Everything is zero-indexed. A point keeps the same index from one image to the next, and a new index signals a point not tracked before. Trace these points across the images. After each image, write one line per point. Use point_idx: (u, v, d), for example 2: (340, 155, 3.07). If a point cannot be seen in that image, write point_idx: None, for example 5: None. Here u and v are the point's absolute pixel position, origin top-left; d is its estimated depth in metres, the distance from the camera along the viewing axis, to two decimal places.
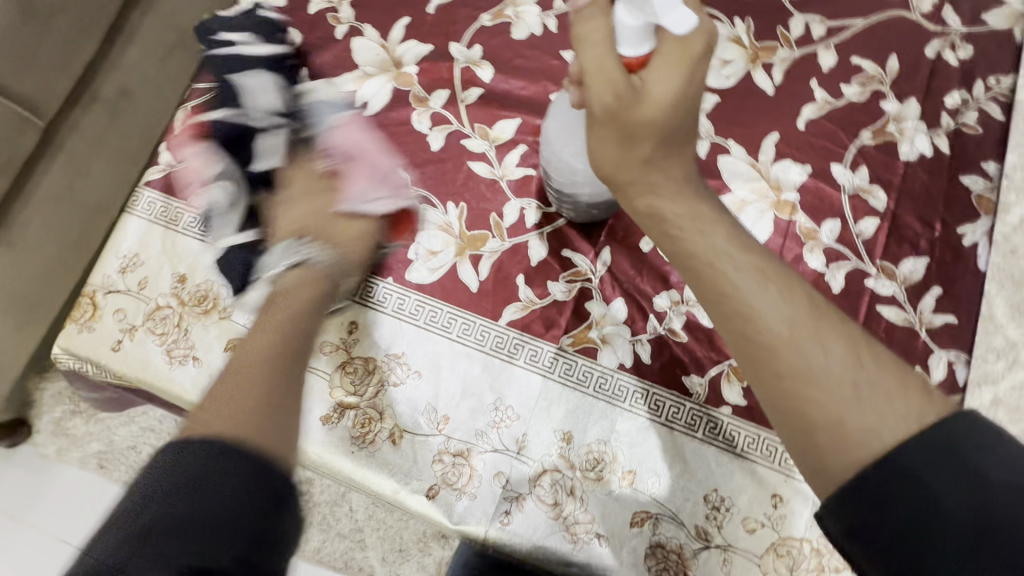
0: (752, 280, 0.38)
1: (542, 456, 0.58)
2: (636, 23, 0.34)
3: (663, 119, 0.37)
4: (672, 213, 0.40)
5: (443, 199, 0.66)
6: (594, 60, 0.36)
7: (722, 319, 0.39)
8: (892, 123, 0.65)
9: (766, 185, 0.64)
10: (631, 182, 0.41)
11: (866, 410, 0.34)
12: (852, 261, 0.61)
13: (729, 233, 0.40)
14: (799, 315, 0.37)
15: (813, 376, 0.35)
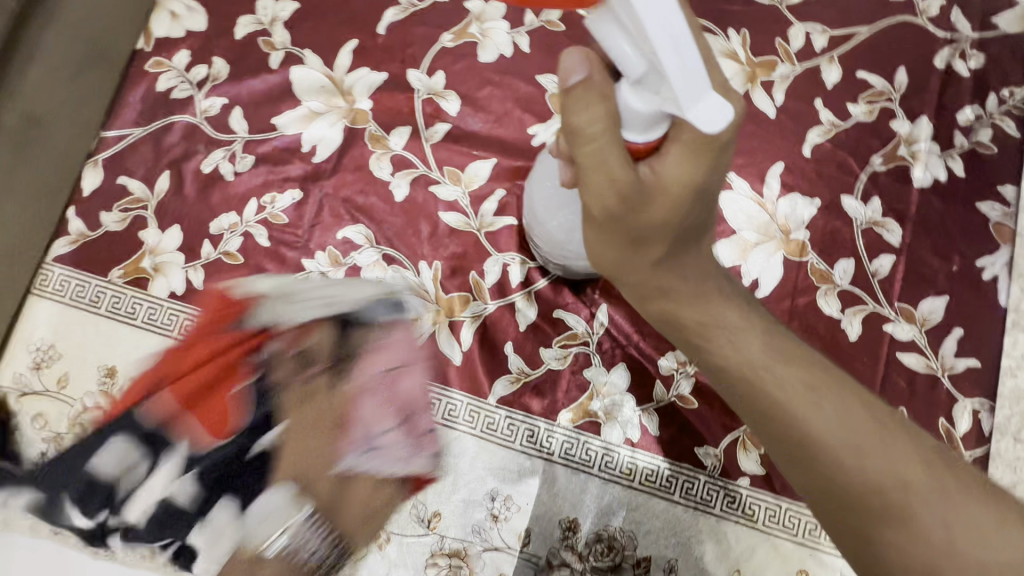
0: (802, 397, 0.32)
1: (548, 551, 0.52)
2: (648, 109, 0.26)
3: (679, 216, 0.30)
4: (693, 319, 0.34)
5: (414, 257, 0.58)
6: (591, 153, 0.28)
7: (771, 439, 0.33)
8: (903, 145, 0.60)
9: (773, 223, 0.58)
10: (642, 284, 0.34)
11: (960, 550, 0.29)
12: (868, 305, 0.56)
13: (763, 336, 0.34)
14: (870, 444, 0.31)
15: (887, 509, 0.30)
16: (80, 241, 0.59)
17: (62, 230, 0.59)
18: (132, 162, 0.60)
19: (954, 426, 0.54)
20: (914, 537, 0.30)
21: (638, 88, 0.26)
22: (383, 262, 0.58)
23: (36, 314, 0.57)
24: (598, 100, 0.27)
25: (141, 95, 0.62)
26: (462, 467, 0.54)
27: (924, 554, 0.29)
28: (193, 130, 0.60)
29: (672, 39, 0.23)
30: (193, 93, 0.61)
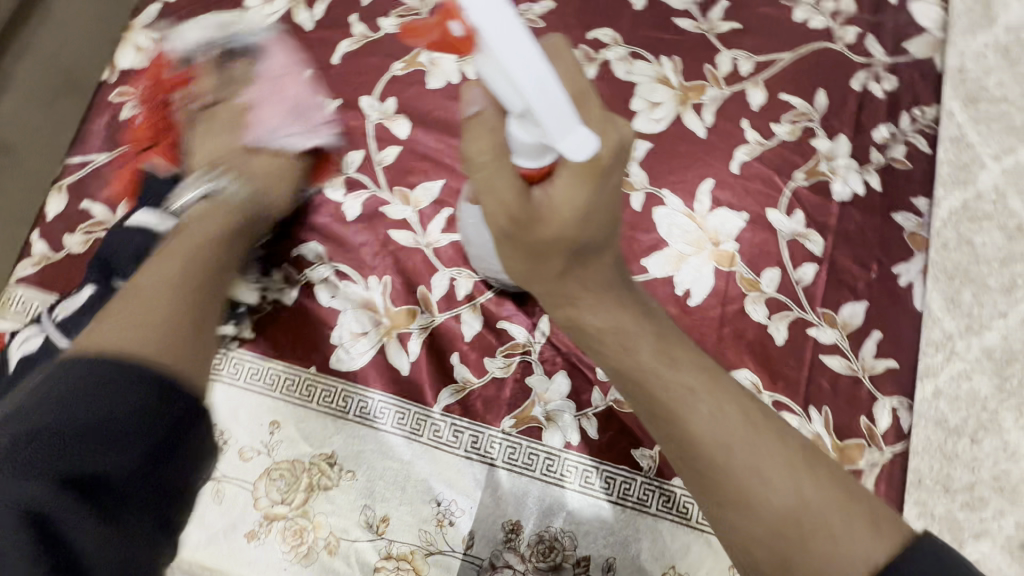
0: (685, 397, 0.35)
1: (491, 553, 0.54)
2: (532, 140, 0.29)
3: (571, 234, 0.33)
4: (594, 326, 0.38)
5: (365, 272, 0.61)
6: (484, 177, 0.31)
7: (660, 434, 0.37)
8: (824, 162, 0.64)
9: (704, 235, 0.62)
10: (548, 293, 0.37)
11: (812, 547, 0.32)
12: (794, 311, 0.60)
13: (657, 338, 0.37)
14: (736, 439, 0.34)
15: (751, 507, 0.33)
16: (43, 263, 0.61)
17: (26, 253, 0.62)
18: (94, 187, 0.63)
19: (875, 424, 0.57)
20: (769, 527, 0.33)
21: (522, 122, 0.29)
22: (335, 277, 0.60)
23: None
24: (488, 131, 0.30)
25: (104, 123, 0.65)
26: (410, 473, 0.56)
27: (780, 547, 0.32)
28: (154, 155, 0.63)
29: (541, 84, 0.26)
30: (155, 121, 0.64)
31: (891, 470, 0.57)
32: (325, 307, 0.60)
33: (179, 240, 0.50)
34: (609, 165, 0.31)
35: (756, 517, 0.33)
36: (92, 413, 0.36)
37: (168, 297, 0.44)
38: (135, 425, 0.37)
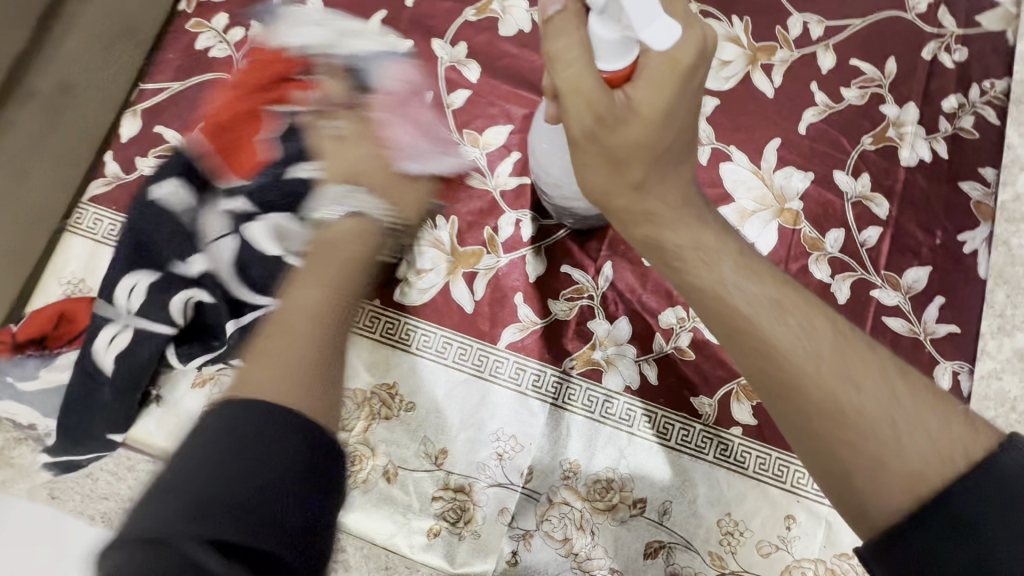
0: (769, 313, 0.36)
1: (548, 489, 0.55)
2: (614, 37, 0.30)
3: (652, 138, 0.33)
4: (673, 244, 0.38)
5: (432, 212, 0.61)
6: (570, 78, 0.31)
7: (739, 354, 0.37)
8: (892, 128, 0.64)
9: (769, 193, 0.62)
10: (625, 212, 0.37)
11: (908, 444, 0.33)
12: (857, 271, 0.60)
13: (736, 257, 0.38)
14: (823, 349, 0.35)
15: (844, 413, 0.34)
16: (116, 184, 0.62)
17: (100, 173, 0.63)
18: (168, 113, 0.64)
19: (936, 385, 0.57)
20: (862, 432, 0.33)
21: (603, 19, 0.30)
22: None
23: (71, 247, 0.61)
24: (574, 28, 0.31)
25: (180, 52, 0.66)
26: (469, 408, 0.57)
27: (874, 448, 0.33)
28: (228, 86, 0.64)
29: None
30: (230, 52, 0.65)
31: None
32: None
33: (325, 259, 0.53)
34: (690, 63, 0.32)
35: (848, 421, 0.33)
36: (245, 470, 0.38)
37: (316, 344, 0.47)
38: (307, 483, 0.39)
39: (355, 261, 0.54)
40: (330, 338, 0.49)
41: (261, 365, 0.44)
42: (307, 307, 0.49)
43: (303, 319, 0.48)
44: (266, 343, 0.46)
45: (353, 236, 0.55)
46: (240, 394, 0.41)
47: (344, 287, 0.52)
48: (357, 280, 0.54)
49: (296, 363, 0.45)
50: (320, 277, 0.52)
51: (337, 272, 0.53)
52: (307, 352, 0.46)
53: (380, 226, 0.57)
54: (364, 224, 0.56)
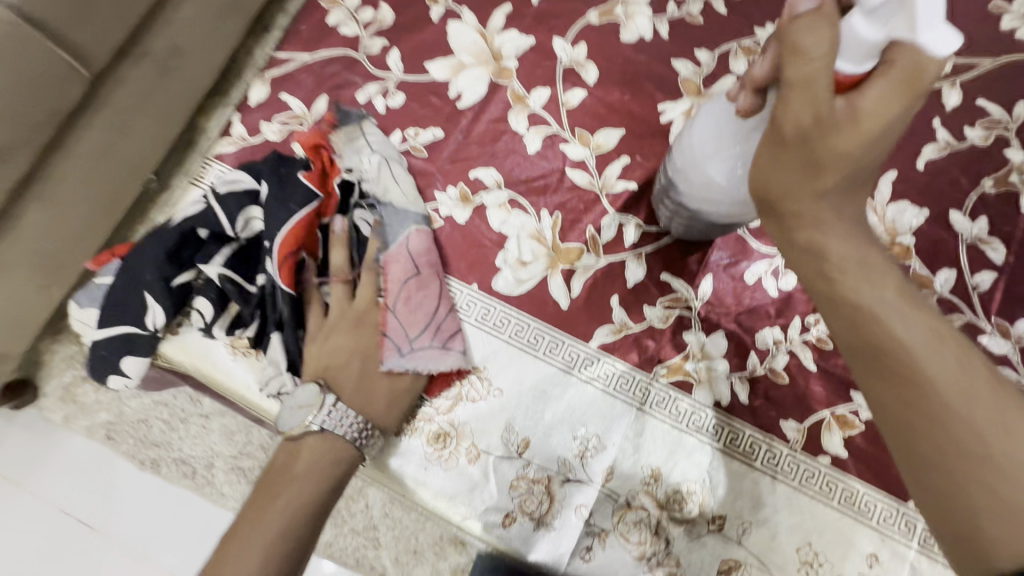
0: (925, 342, 0.35)
1: (628, 492, 0.55)
2: (875, 37, 0.31)
3: (861, 151, 0.34)
4: (838, 255, 0.37)
5: (537, 205, 0.62)
6: (803, 72, 0.33)
7: (879, 376, 0.36)
8: (1016, 172, 0.62)
9: (882, 226, 0.61)
10: (797, 214, 0.38)
11: None
12: (965, 314, 0.58)
13: (901, 288, 0.37)
14: (975, 386, 0.34)
15: (988, 457, 0.33)
16: (241, 144, 0.64)
17: (226, 133, 0.65)
18: (294, 82, 0.66)
19: None
20: (1002, 475, 0.33)
21: (870, 19, 0.31)
22: (508, 205, 0.62)
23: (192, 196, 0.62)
24: (826, 24, 0.33)
25: (311, 26, 0.68)
26: (556, 402, 0.57)
27: (1008, 499, 0.32)
28: (354, 62, 0.67)
29: None
30: (358, 31, 0.68)
31: None
32: (496, 231, 0.61)
33: (278, 490, 0.50)
34: (929, 86, 0.32)
35: (987, 462, 0.33)
36: None
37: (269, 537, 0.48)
38: None
39: (281, 513, 0.49)
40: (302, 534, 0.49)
41: (232, 543, 0.48)
42: (255, 560, 0.47)
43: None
44: (254, 532, 0.48)
45: (313, 458, 0.51)
46: None
47: (288, 528, 0.48)
48: (293, 530, 0.49)
49: (283, 540, 0.48)
50: (270, 511, 0.49)
51: (289, 494, 0.50)
52: (277, 539, 0.48)
53: (351, 442, 0.52)
54: (326, 440, 0.52)
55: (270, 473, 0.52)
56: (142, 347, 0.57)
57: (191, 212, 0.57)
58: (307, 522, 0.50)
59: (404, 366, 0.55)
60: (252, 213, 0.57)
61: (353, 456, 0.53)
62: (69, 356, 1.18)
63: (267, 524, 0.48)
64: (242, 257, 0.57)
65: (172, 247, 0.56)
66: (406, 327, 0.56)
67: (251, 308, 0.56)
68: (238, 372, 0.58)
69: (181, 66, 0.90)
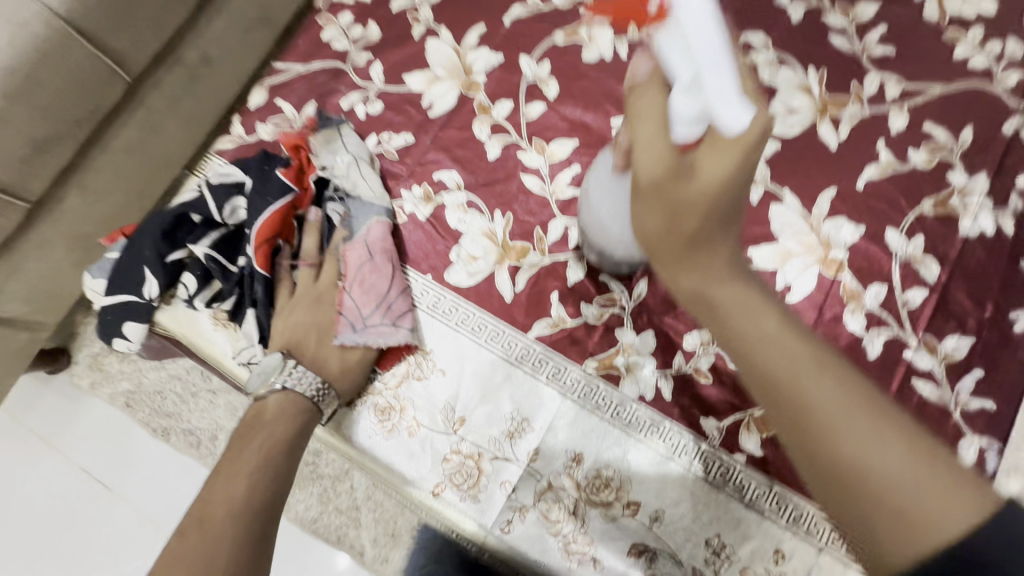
0: (809, 369, 0.40)
1: (550, 473, 0.59)
2: (690, 111, 0.36)
3: (711, 198, 0.38)
4: (724, 295, 0.41)
5: (491, 206, 0.68)
6: (647, 135, 0.39)
7: (776, 407, 0.40)
8: (957, 194, 0.64)
9: (816, 240, 0.64)
10: (674, 256, 0.41)
11: (932, 506, 0.35)
12: (892, 329, 0.60)
13: (780, 318, 0.42)
14: (855, 407, 0.39)
15: (877, 472, 0.37)
16: (239, 142, 0.73)
17: (227, 132, 0.74)
18: (289, 89, 0.75)
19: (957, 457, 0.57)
20: (891, 488, 0.36)
21: (685, 96, 0.36)
22: (466, 205, 0.68)
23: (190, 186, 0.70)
24: (657, 96, 0.38)
25: (308, 40, 0.77)
26: (494, 385, 0.62)
27: (903, 513, 0.36)
28: (342, 73, 0.75)
29: (712, 63, 0.34)
30: (348, 46, 0.76)
31: None
32: (452, 228, 0.67)
33: (250, 436, 0.56)
34: (755, 142, 0.36)
35: (877, 478, 0.37)
36: None
37: (245, 477, 0.53)
38: None
39: (254, 454, 0.54)
40: (274, 472, 0.54)
41: (214, 483, 0.53)
42: (238, 489, 0.52)
43: (224, 517, 0.50)
44: (231, 472, 0.53)
45: (279, 409, 0.57)
46: (201, 519, 0.50)
47: (261, 467, 0.54)
48: (267, 469, 0.54)
49: (258, 476, 0.53)
50: (245, 455, 0.54)
51: (262, 438, 0.55)
52: (252, 478, 0.53)
53: (309, 401, 0.58)
54: (288, 397, 0.58)
55: (244, 425, 0.57)
56: (139, 314, 0.66)
57: (188, 199, 0.66)
58: (278, 461, 0.55)
59: (355, 340, 0.61)
60: (238, 202, 0.65)
61: (311, 413, 0.58)
62: None
63: (244, 463, 0.54)
64: (227, 240, 0.65)
65: (168, 227, 0.64)
66: (360, 306, 0.62)
67: (230, 283, 0.63)
68: (218, 341, 0.65)
69: (210, 76, 0.99)
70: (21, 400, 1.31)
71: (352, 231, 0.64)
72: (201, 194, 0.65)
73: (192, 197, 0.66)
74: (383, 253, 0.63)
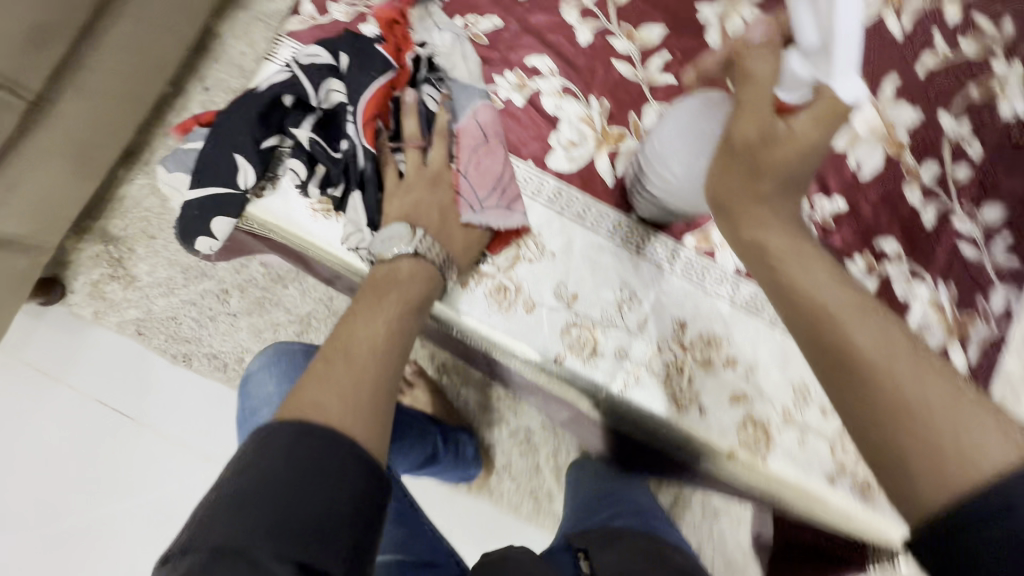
0: (853, 317, 0.42)
1: (658, 337, 0.66)
2: (803, 73, 0.45)
3: (794, 160, 0.46)
4: (774, 245, 0.47)
5: (586, 93, 0.69)
6: (751, 92, 0.47)
7: (815, 348, 0.42)
8: (998, 82, 0.72)
9: (882, 122, 0.70)
10: (744, 211, 0.48)
11: (968, 446, 0.35)
12: (943, 201, 0.69)
13: (829, 271, 0.45)
14: (896, 348, 0.40)
15: (910, 404, 0.37)
16: (311, 24, 0.68)
17: (296, 12, 0.68)
18: None
19: (991, 304, 0.68)
20: (923, 422, 0.36)
21: (803, 57, 0.45)
22: (561, 92, 0.69)
23: (264, 71, 0.66)
24: (768, 58, 0.47)
25: None
26: (601, 263, 0.67)
27: (934, 448, 0.35)
28: None
29: (842, 23, 0.41)
30: None
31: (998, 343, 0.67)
32: (550, 114, 0.68)
33: (383, 288, 0.57)
34: (840, 115, 0.45)
35: (907, 411, 0.37)
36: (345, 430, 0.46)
37: (384, 324, 0.55)
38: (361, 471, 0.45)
39: (401, 307, 0.56)
40: (408, 329, 0.56)
41: (353, 324, 0.54)
42: (380, 330, 0.54)
43: (370, 354, 0.52)
44: (367, 317, 0.55)
45: (411, 269, 0.59)
46: (346, 343, 0.52)
47: (398, 322, 0.55)
48: (403, 323, 0.56)
49: (394, 326, 0.55)
50: (384, 304, 0.56)
51: (400, 294, 0.57)
52: (390, 327, 0.55)
53: (436, 268, 0.60)
54: (419, 264, 0.59)
55: (375, 280, 0.58)
56: (232, 206, 0.63)
57: (279, 79, 0.62)
58: (414, 319, 0.57)
59: (479, 220, 0.63)
60: (332, 82, 0.62)
61: (438, 282, 0.61)
62: (97, 255, 1.25)
63: (384, 307, 0.56)
64: (326, 125, 0.63)
65: (267, 112, 0.62)
66: (477, 188, 0.64)
67: (340, 167, 0.62)
68: (319, 231, 0.65)
69: None
70: (16, 335, 1.23)
71: (456, 118, 0.65)
72: (290, 75, 0.62)
73: (281, 80, 0.62)
74: (494, 138, 0.65)
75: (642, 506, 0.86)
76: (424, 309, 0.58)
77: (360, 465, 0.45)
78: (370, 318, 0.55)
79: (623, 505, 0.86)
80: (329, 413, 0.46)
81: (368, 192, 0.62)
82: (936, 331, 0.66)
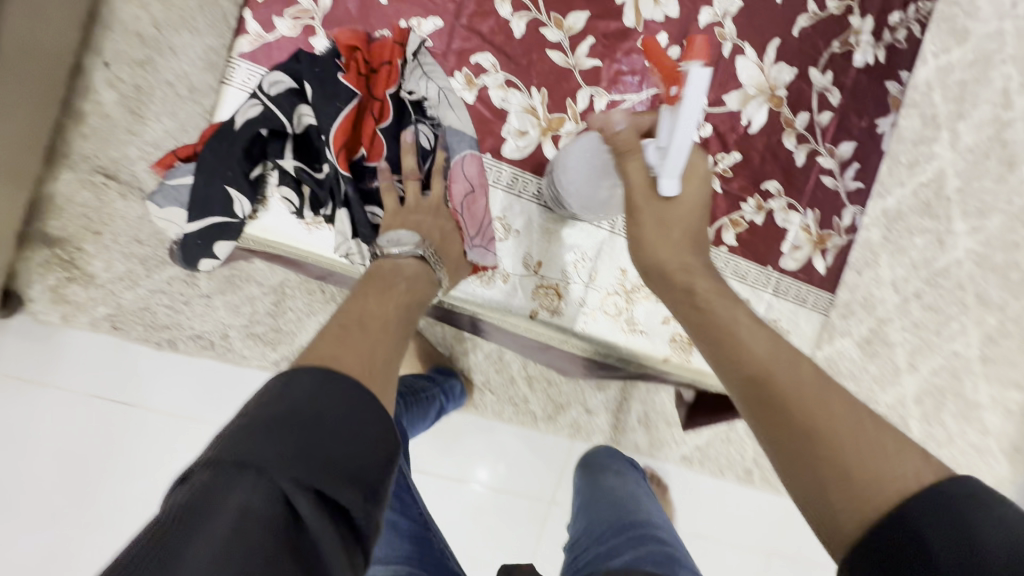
0: (774, 360, 0.55)
1: (606, 284, 0.84)
2: (654, 161, 0.60)
3: (687, 212, 0.63)
4: (705, 291, 0.62)
5: (527, 83, 0.79)
6: (635, 166, 0.62)
7: (748, 384, 0.55)
8: (854, 35, 0.88)
9: (766, 82, 0.85)
10: (670, 259, 0.64)
11: (871, 467, 0.47)
12: (811, 143, 0.88)
13: (746, 313, 0.61)
14: (807, 382, 0.53)
15: (826, 429, 0.49)
16: (260, 42, 0.71)
17: (242, 31, 0.71)
18: None
19: (842, 220, 0.90)
20: (833, 447, 0.48)
21: (658, 150, 0.60)
22: (505, 85, 0.78)
23: (227, 98, 0.70)
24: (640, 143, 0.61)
25: None
26: (556, 232, 0.82)
27: (847, 469, 0.47)
28: None
29: (682, 144, 0.56)
30: None
31: (845, 250, 0.90)
32: (498, 107, 0.78)
33: (384, 276, 0.65)
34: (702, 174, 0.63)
35: (822, 436, 0.49)
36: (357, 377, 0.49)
37: (391, 303, 0.61)
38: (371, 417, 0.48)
39: (404, 293, 0.64)
40: (409, 308, 0.63)
41: (360, 299, 0.60)
42: (390, 306, 0.61)
43: (383, 325, 0.58)
44: (371, 296, 0.61)
45: (416, 270, 0.68)
46: (354, 314, 0.57)
47: (402, 304, 0.63)
48: (406, 308, 0.63)
49: (396, 307, 0.61)
50: (391, 293, 0.63)
51: (404, 286, 0.65)
52: (395, 305, 0.61)
53: (428, 267, 0.69)
54: (422, 265, 0.69)
55: (377, 269, 0.67)
56: (231, 233, 0.70)
57: (250, 113, 0.67)
58: (414, 302, 0.64)
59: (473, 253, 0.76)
60: (303, 109, 0.68)
61: (432, 280, 0.70)
62: (48, 261, 1.15)
63: (391, 292, 0.63)
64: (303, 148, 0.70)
65: (246, 146, 0.67)
66: (469, 226, 0.76)
67: (325, 190, 0.70)
68: (317, 243, 0.74)
69: None
70: None
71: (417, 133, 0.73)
72: (259, 107, 0.67)
73: (252, 113, 0.67)
74: (480, 187, 0.76)
75: (670, 550, 0.80)
76: (419, 293, 0.66)
77: (374, 409, 0.48)
78: (374, 299, 0.61)
79: (647, 547, 0.79)
80: (343, 363, 0.50)
81: (353, 210, 0.71)
82: (805, 248, 0.88)
